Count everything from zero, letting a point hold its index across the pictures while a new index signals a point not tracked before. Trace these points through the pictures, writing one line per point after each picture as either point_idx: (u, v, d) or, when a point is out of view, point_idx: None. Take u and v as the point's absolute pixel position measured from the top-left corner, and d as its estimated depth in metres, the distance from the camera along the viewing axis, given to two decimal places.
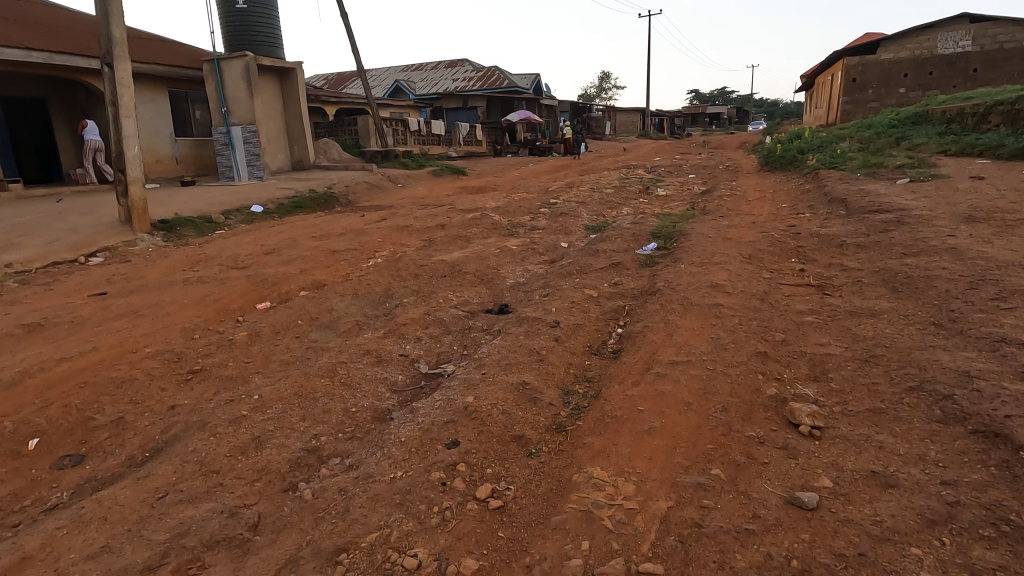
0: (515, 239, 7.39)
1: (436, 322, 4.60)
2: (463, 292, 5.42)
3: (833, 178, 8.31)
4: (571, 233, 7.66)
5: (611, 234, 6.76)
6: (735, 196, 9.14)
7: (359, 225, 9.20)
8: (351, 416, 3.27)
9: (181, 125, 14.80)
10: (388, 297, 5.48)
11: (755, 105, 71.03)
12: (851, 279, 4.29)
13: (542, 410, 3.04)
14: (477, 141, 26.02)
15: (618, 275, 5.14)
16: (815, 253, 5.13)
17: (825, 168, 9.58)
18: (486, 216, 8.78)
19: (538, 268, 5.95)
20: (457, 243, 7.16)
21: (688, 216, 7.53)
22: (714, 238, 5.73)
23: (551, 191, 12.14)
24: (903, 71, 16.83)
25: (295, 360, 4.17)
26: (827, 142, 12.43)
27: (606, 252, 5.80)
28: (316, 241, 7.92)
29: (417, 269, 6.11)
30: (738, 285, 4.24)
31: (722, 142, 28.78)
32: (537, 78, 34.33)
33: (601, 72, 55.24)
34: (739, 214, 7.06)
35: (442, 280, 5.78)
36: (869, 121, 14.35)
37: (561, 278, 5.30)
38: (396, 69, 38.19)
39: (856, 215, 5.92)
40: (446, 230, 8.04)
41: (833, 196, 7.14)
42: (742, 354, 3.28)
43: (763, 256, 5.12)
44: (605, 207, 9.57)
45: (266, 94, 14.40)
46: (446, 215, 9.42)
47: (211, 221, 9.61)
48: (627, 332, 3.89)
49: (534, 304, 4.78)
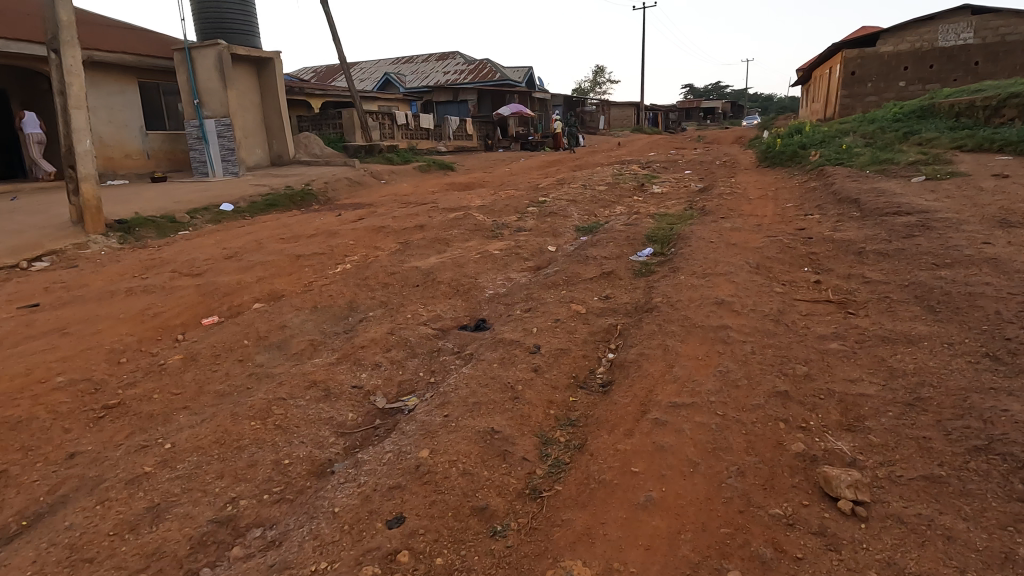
0: (498, 242, 6.79)
1: (401, 342, 4.01)
2: (437, 304, 4.82)
3: (840, 176, 7.76)
4: (559, 235, 7.07)
5: (602, 237, 6.18)
6: (735, 194, 8.58)
7: (333, 225, 8.58)
8: (281, 470, 2.68)
9: (152, 118, 14.06)
10: (352, 311, 4.89)
11: (750, 100, 70.48)
12: (877, 295, 3.73)
13: (514, 467, 2.47)
14: (467, 135, 25.33)
15: (609, 286, 4.57)
16: (830, 261, 4.57)
17: (831, 164, 9.01)
18: (469, 217, 8.18)
19: (521, 275, 5.37)
20: (435, 247, 6.55)
21: (686, 216, 6.97)
22: (716, 244, 5.17)
23: (541, 188, 11.54)
24: (903, 64, 16.26)
25: (232, 391, 3.57)
26: (829, 137, 11.88)
27: (597, 258, 5.22)
28: (283, 244, 7.30)
29: (387, 277, 5.50)
30: (746, 302, 3.67)
31: (718, 137, 28.22)
32: (529, 71, 33.62)
33: (596, 66, 54.68)
34: (741, 216, 6.50)
35: (415, 289, 5.18)
36: (870, 115, 13.81)
37: (545, 289, 4.73)
38: (386, 62, 37.40)
39: (872, 217, 5.37)
40: (425, 232, 7.44)
41: (843, 196, 6.59)
42: (758, 393, 2.71)
43: (772, 266, 4.56)
44: (596, 205, 9.00)
45: (242, 85, 13.66)
46: (427, 214, 8.82)
47: (175, 221, 8.96)
48: (619, 360, 3.32)
49: (514, 321, 4.20)
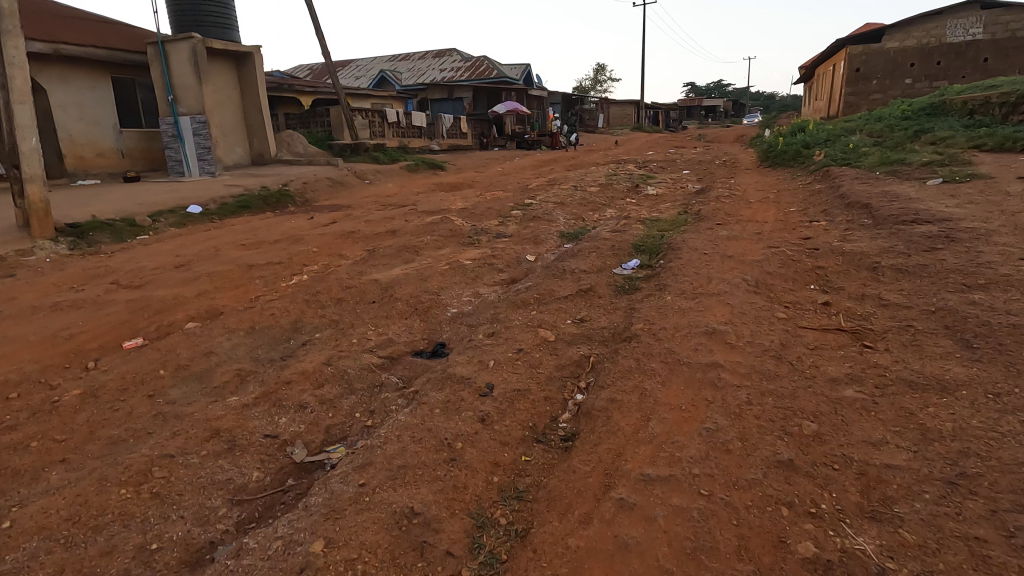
0: (474, 251, 6.21)
1: (338, 375, 3.42)
2: (391, 326, 4.23)
3: (847, 178, 7.16)
4: (541, 242, 6.49)
5: (586, 246, 5.59)
6: (734, 197, 7.98)
7: (302, 229, 8.00)
8: (144, 559, 2.10)
9: (128, 115, 13.49)
10: (296, 332, 4.30)
11: (751, 99, 69.73)
12: (898, 324, 3.13)
13: (435, 566, 1.89)
14: (461, 134, 24.75)
15: (586, 307, 3.98)
16: (841, 278, 3.98)
17: (837, 164, 8.42)
18: (446, 221, 7.60)
19: (492, 290, 4.78)
20: (403, 256, 5.97)
21: (680, 222, 6.38)
22: (709, 255, 4.58)
23: (530, 189, 10.96)
24: (910, 61, 15.62)
25: (126, 439, 2.99)
26: (833, 135, 11.27)
27: (575, 272, 4.64)
28: (242, 251, 6.70)
29: (341, 292, 4.92)
30: (742, 331, 3.09)
31: (719, 135, 27.59)
32: (527, 69, 33.06)
33: (597, 64, 54.06)
34: (738, 222, 5.90)
35: (369, 307, 4.59)
36: (877, 113, 13.20)
37: (514, 309, 4.13)
38: (382, 59, 36.84)
39: (885, 225, 4.77)
40: (396, 238, 6.87)
41: (852, 200, 5.99)
42: (755, 461, 2.13)
43: (772, 283, 3.97)
44: (585, 209, 8.41)
45: (220, 81, 13.08)
46: (404, 218, 8.26)
47: (135, 224, 8.38)
48: (587, 406, 2.73)
49: (472, 349, 3.61)
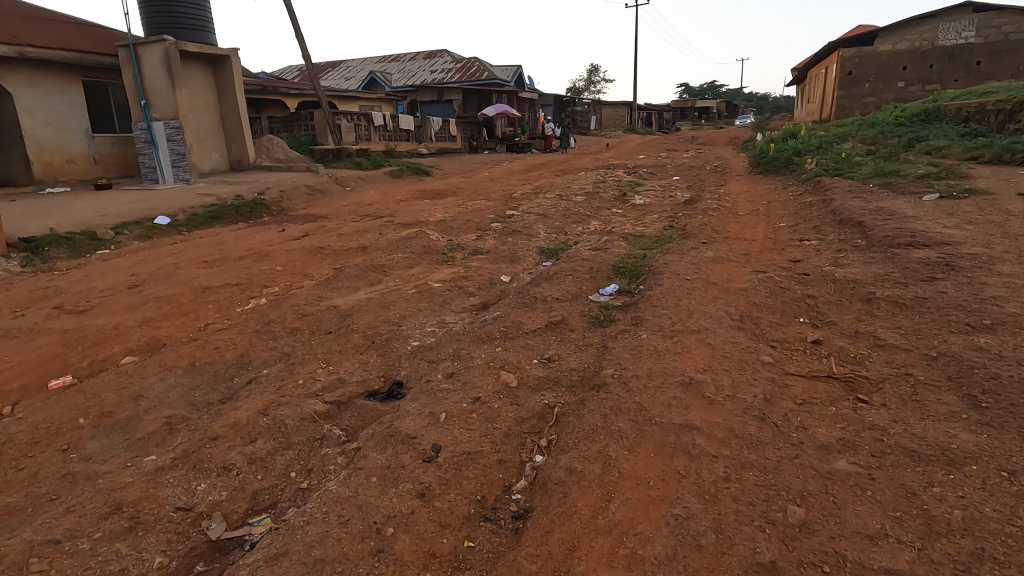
0: (447, 270, 5.86)
1: (275, 427, 3.06)
2: (345, 362, 3.87)
3: (840, 191, 6.87)
4: (518, 259, 6.16)
5: (563, 267, 5.25)
6: (723, 210, 7.66)
7: (271, 243, 7.62)
8: None
9: (99, 120, 13.05)
10: (240, 369, 3.93)
11: (745, 100, 69.66)
12: (896, 372, 2.80)
13: None
14: (450, 137, 24.35)
15: (556, 343, 3.64)
16: (832, 311, 3.66)
17: (829, 174, 8.13)
18: (422, 235, 7.25)
19: (459, 319, 4.43)
20: (370, 277, 5.61)
21: (664, 239, 6.05)
22: (691, 281, 4.25)
23: (514, 198, 10.61)
24: (902, 64, 15.38)
25: (21, 509, 2.62)
26: (826, 142, 10.99)
27: (548, 299, 4.29)
28: (201, 270, 6.32)
29: (297, 320, 4.56)
30: (723, 382, 2.75)
31: (711, 138, 27.33)
32: (519, 70, 32.68)
33: (590, 65, 53.74)
34: (725, 241, 5.58)
35: (324, 339, 4.23)
36: (870, 118, 12.93)
37: (478, 344, 3.78)
38: (373, 60, 36.38)
39: (880, 248, 4.47)
40: (366, 256, 6.52)
41: (844, 217, 5.69)
42: (730, 564, 1.79)
43: (758, 316, 3.64)
44: (568, 221, 8.07)
45: (195, 85, 12.66)
46: (379, 231, 7.90)
47: (96, 237, 7.99)
48: (544, 475, 2.39)
49: (427, 393, 3.26)
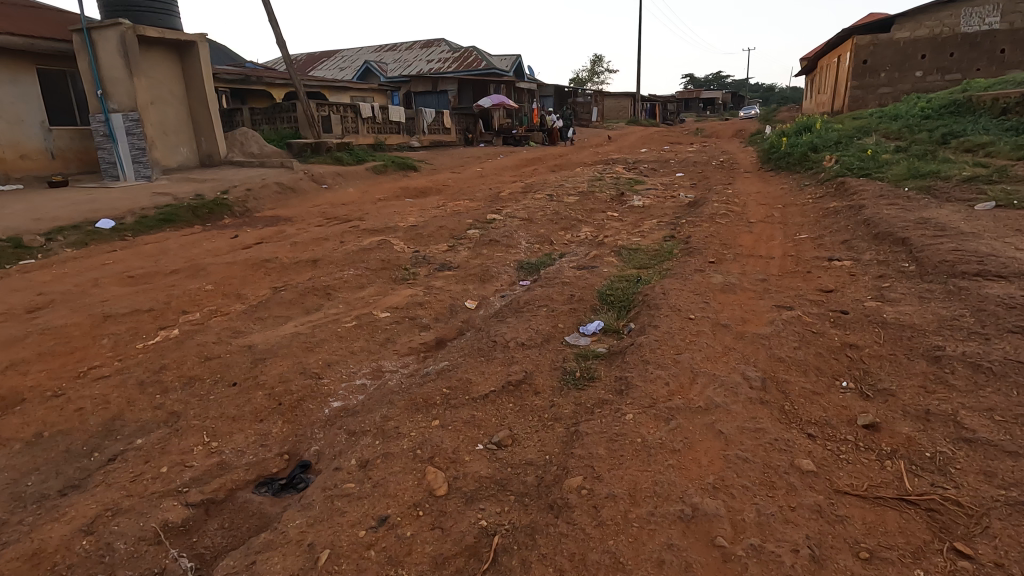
0: (404, 292, 4.93)
1: (96, 558, 2.14)
2: (237, 432, 2.92)
3: (869, 196, 5.91)
4: (491, 278, 5.22)
5: (538, 291, 4.30)
6: (731, 216, 6.69)
7: (215, 253, 6.69)
8: None
9: (57, 111, 12.05)
10: (103, 441, 3.00)
11: (750, 91, 68.22)
12: (1004, 497, 1.86)
13: None
14: (444, 129, 23.29)
15: (514, 417, 2.70)
16: (886, 375, 2.72)
17: (853, 175, 7.17)
18: (386, 245, 6.32)
19: (402, 367, 3.50)
20: (309, 301, 4.66)
21: (662, 255, 5.10)
22: (696, 321, 3.31)
23: (501, 198, 9.65)
24: (920, 52, 14.29)
25: None
26: (844, 136, 9.98)
27: (511, 342, 3.36)
28: (120, 288, 5.38)
29: (199, 363, 3.63)
30: (744, 517, 1.81)
31: (716, 130, 26.23)
32: (518, 59, 31.49)
33: (594, 56, 52.40)
34: (736, 260, 4.63)
35: (224, 395, 3.30)
36: (891, 111, 11.88)
37: (411, 412, 2.84)
38: (368, 49, 35.28)
39: (937, 279, 3.52)
40: (315, 272, 5.58)
41: (880, 230, 4.73)
42: None
43: (786, 382, 2.70)
44: (555, 228, 7.11)
45: (158, 74, 11.70)
46: (339, 239, 6.96)
47: (22, 245, 7.06)
48: None
49: (324, 497, 2.33)
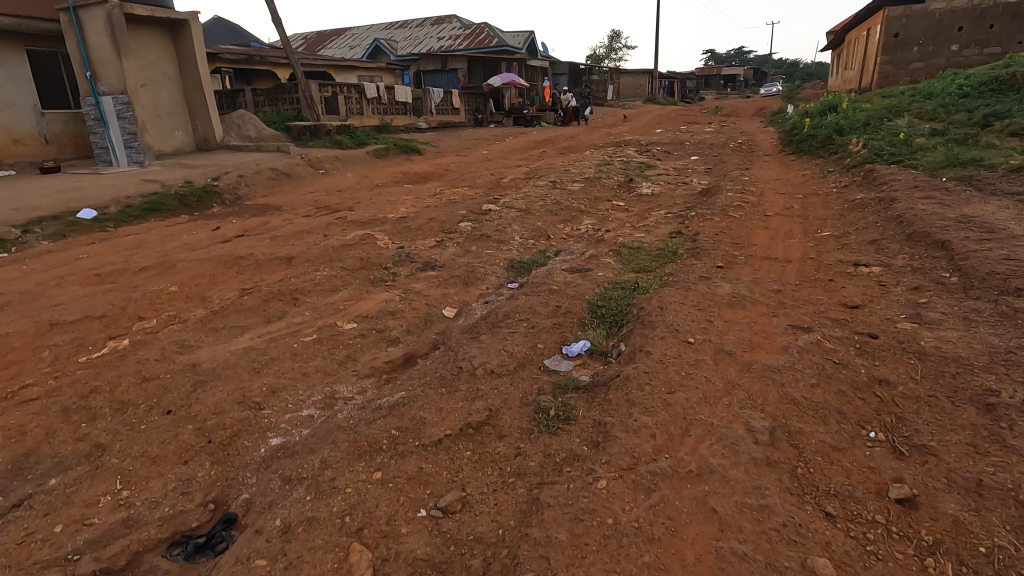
0: (379, 296, 4.49)
1: None
2: (154, 478, 2.54)
3: (901, 187, 5.29)
4: (476, 280, 4.75)
5: (521, 300, 3.83)
6: (747, 208, 6.10)
7: (192, 247, 6.31)
8: None
9: (49, 94, 11.73)
10: (10, 482, 2.63)
11: (774, 67, 65.85)
12: None
13: None
14: (453, 110, 22.60)
15: (469, 471, 2.26)
16: (928, 426, 2.21)
17: (883, 161, 6.52)
18: (369, 240, 5.87)
19: (357, 394, 3.07)
20: (273, 307, 4.25)
21: (666, 255, 4.58)
22: (695, 347, 2.81)
23: (501, 185, 9.11)
24: (957, 24, 13.27)
25: None
26: (873, 116, 9.23)
27: (479, 369, 2.89)
28: (82, 289, 5.02)
29: (135, 385, 3.24)
30: None
31: (736, 109, 25.14)
32: (531, 36, 30.45)
33: (611, 32, 50.69)
34: (748, 264, 4.09)
35: (154, 425, 2.91)
36: (924, 88, 11.01)
37: (353, 458, 2.41)
38: (379, 27, 34.48)
39: (986, 297, 2.97)
40: (288, 272, 5.17)
41: (915, 229, 4.15)
42: None
43: (801, 434, 2.20)
44: (554, 220, 6.58)
45: (150, 54, 11.28)
46: (323, 232, 6.52)
47: None
48: None
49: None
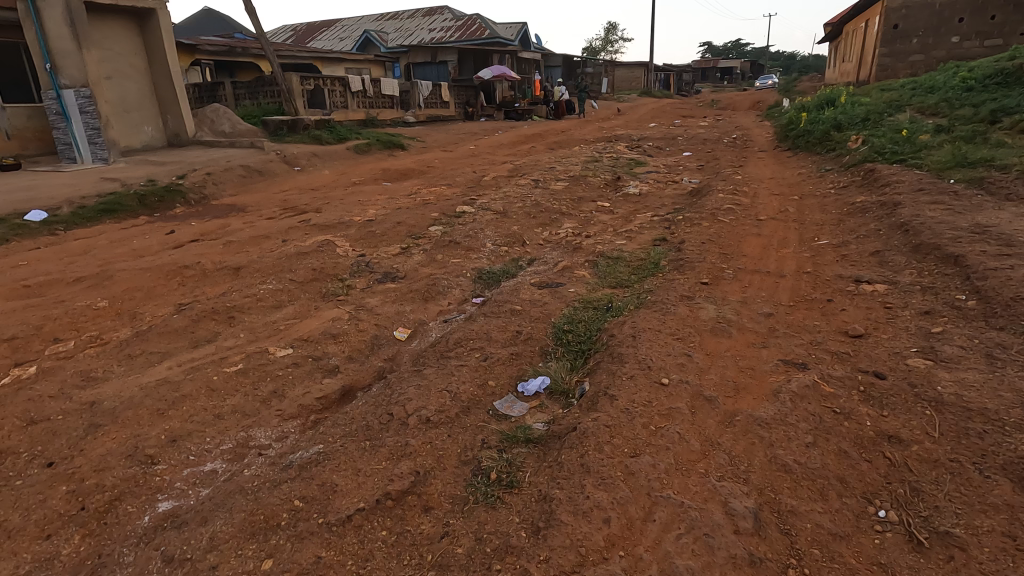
0: (327, 315, 4.02)
1: None
2: (5, 558, 2.06)
3: (906, 190, 4.86)
4: (438, 295, 4.30)
5: (480, 322, 3.37)
6: (737, 211, 5.65)
7: (139, 254, 5.84)
8: None
9: (11, 87, 11.13)
10: None
11: (771, 60, 65.24)
12: None
13: None
14: (442, 103, 22.03)
15: (381, 560, 1.81)
16: (952, 503, 1.77)
17: (886, 159, 6.09)
18: (328, 247, 5.41)
19: (275, 443, 2.61)
20: (203, 328, 3.78)
21: (646, 268, 4.14)
22: (669, 391, 2.36)
23: (482, 184, 8.63)
24: (958, 15, 12.80)
25: None
26: (874, 110, 8.79)
27: (415, 416, 2.44)
28: (3, 304, 4.54)
29: (19, 429, 2.76)
30: None
31: (732, 102, 24.62)
32: (524, 28, 29.81)
33: (607, 24, 49.93)
34: (736, 279, 3.65)
35: (26, 481, 2.43)
36: (926, 81, 10.59)
37: (245, 538, 1.95)
38: (369, 18, 33.74)
39: (1010, 329, 2.55)
40: (233, 284, 4.69)
41: (924, 239, 3.71)
42: None
43: (795, 515, 1.76)
44: (531, 224, 6.11)
45: (114, 45, 10.73)
46: (282, 237, 6.03)
47: None
48: None
49: None
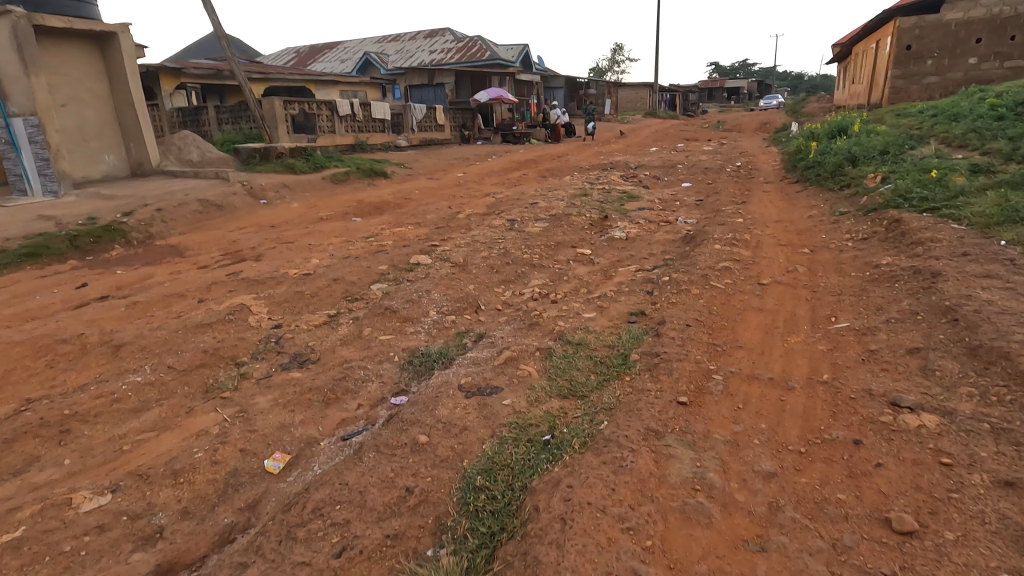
0: (193, 425, 3.08)
1: None
2: None
3: (944, 254, 3.89)
4: (346, 393, 3.36)
5: (365, 466, 2.41)
6: (735, 269, 4.69)
7: (31, 317, 4.97)
8: None
9: None
10: None
11: (779, 79, 64.52)
12: None
13: None
14: (437, 126, 21.31)
15: None
16: None
17: (914, 206, 5.13)
18: (240, 313, 4.51)
19: None
20: (18, 452, 2.86)
21: (610, 366, 3.16)
22: None
23: (452, 223, 7.73)
24: (975, 35, 11.87)
25: None
26: (892, 141, 7.86)
27: None
28: None
29: None
30: None
31: (738, 123, 23.73)
32: (525, 49, 29.24)
33: (613, 45, 49.54)
34: (727, 396, 2.67)
35: None
36: (948, 107, 9.66)
37: None
38: (371, 41, 33.40)
39: None
40: (104, 370, 3.77)
41: (982, 340, 2.73)
42: None
43: None
44: (492, 282, 5.19)
45: (71, 71, 10.05)
46: (198, 297, 5.12)
47: None
48: None
49: None
